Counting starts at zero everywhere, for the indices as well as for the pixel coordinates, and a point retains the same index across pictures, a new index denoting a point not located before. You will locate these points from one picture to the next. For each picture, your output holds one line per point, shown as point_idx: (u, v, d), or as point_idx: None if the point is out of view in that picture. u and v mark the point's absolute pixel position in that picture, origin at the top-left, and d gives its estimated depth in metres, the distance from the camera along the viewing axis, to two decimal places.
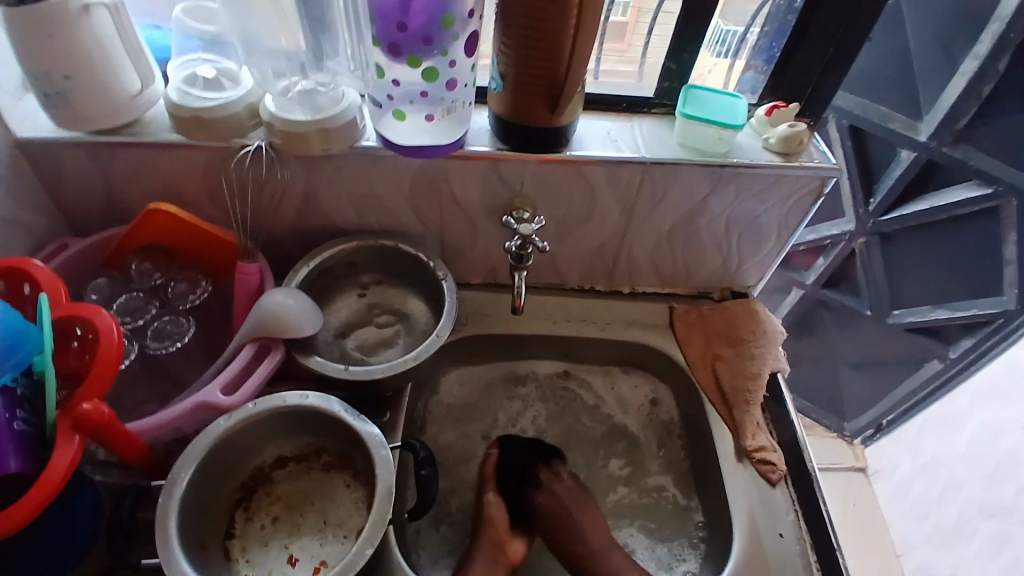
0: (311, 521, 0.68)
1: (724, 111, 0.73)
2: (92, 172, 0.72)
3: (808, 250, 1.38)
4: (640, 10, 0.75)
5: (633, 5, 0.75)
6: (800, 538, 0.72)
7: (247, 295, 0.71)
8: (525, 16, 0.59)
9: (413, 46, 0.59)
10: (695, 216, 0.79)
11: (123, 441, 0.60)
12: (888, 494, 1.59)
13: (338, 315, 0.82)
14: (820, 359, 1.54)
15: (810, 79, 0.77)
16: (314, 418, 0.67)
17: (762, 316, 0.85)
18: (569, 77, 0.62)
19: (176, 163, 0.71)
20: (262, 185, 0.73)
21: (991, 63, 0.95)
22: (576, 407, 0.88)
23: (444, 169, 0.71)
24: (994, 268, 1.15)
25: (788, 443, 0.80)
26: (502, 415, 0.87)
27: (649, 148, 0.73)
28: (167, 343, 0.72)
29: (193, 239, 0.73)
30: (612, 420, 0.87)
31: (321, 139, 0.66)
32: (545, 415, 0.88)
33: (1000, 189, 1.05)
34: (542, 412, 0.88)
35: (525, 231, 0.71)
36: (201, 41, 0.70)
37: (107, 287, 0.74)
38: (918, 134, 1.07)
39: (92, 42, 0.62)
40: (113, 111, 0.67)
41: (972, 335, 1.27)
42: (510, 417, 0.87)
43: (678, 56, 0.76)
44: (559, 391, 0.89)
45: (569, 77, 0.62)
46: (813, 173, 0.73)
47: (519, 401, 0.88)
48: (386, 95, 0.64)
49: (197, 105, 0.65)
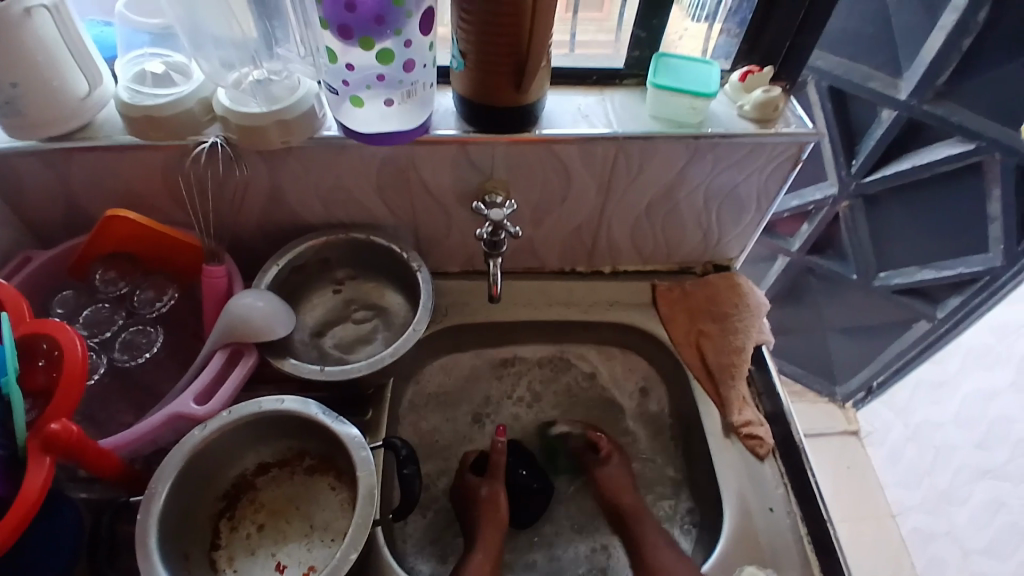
0: (297, 525, 0.67)
1: (697, 79, 0.70)
2: (46, 180, 0.69)
3: (793, 217, 1.37)
4: None
5: None
6: (790, 512, 0.72)
7: (216, 299, 0.68)
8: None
9: (364, 27, 0.56)
10: (674, 188, 0.76)
11: (97, 459, 0.57)
12: (883, 456, 1.62)
13: (313, 313, 0.79)
14: (811, 325, 1.54)
15: (787, 38, 0.75)
16: (293, 423, 0.65)
17: (745, 289, 0.84)
18: (532, 52, 0.59)
19: (133, 166, 0.68)
20: (222, 183, 0.70)
21: (970, 15, 0.93)
22: (570, 387, 0.88)
23: (410, 157, 0.69)
24: (978, 225, 1.14)
25: (775, 417, 0.79)
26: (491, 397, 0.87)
27: (622, 123, 0.71)
28: (136, 355, 0.69)
29: (157, 243, 0.70)
30: (608, 409, 0.87)
31: (280, 132, 0.63)
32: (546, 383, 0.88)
33: (983, 145, 1.04)
34: (540, 382, 0.88)
35: (496, 217, 0.68)
36: (149, 35, 0.67)
37: (72, 299, 0.71)
38: (900, 93, 1.06)
39: (36, 46, 0.58)
40: (65, 116, 0.63)
41: (959, 294, 1.27)
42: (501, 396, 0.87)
43: (648, 23, 0.73)
44: (557, 363, 0.88)
45: (534, 51, 0.59)
46: (790, 139, 0.71)
47: (511, 377, 0.88)
48: (342, 81, 0.61)
49: (149, 104, 0.62)
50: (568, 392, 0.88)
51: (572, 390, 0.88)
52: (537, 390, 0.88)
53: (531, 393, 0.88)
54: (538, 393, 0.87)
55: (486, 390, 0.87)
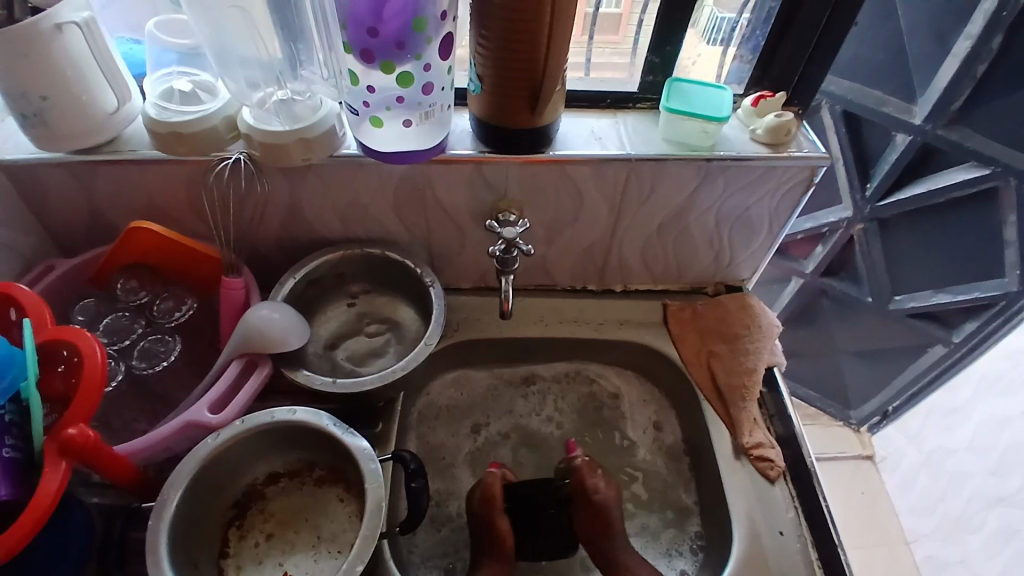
0: (304, 537, 0.67)
1: (709, 104, 0.71)
2: (75, 192, 0.72)
3: (806, 238, 1.36)
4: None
5: None
6: (800, 535, 0.71)
7: (234, 311, 0.70)
8: (501, 17, 0.58)
9: (386, 51, 0.58)
10: (686, 210, 0.77)
11: (111, 464, 0.58)
12: (896, 483, 1.57)
13: (327, 325, 0.80)
14: (824, 348, 1.54)
15: (799, 66, 0.76)
16: (304, 434, 0.66)
17: (757, 310, 0.84)
18: (547, 78, 0.61)
19: (158, 179, 0.70)
20: (243, 198, 0.72)
21: (984, 43, 0.94)
22: (592, 400, 0.87)
23: (426, 176, 0.70)
24: (994, 251, 1.14)
25: (786, 439, 0.78)
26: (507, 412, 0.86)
27: (635, 145, 0.72)
28: (154, 363, 0.71)
29: (177, 254, 0.72)
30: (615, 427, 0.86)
31: (302, 149, 0.65)
32: (572, 401, 0.87)
33: (998, 170, 1.03)
34: (568, 400, 0.87)
35: (509, 235, 0.70)
36: (177, 54, 0.68)
37: (93, 307, 0.73)
38: (914, 118, 1.06)
39: (67, 61, 0.61)
40: (93, 129, 0.66)
41: (974, 319, 1.26)
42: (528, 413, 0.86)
43: (662, 49, 0.75)
44: (573, 377, 0.88)
45: (548, 77, 0.61)
46: (802, 163, 0.72)
47: (536, 397, 0.87)
48: (363, 102, 0.63)
49: (174, 121, 0.64)
50: (590, 404, 0.87)
51: (595, 405, 0.87)
52: (565, 403, 0.87)
53: (558, 413, 0.86)
54: (562, 411, 0.86)
55: (501, 404, 0.87)
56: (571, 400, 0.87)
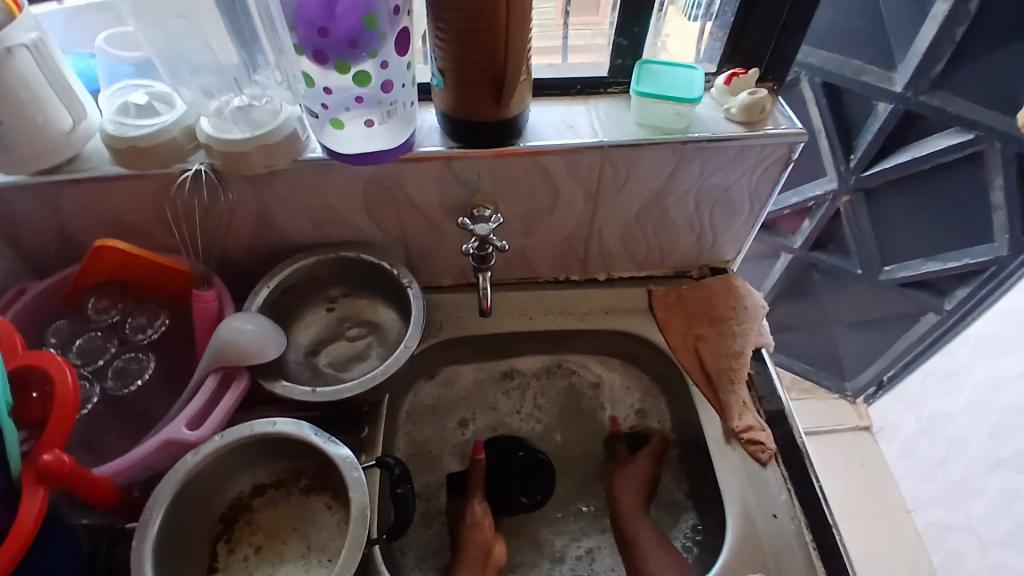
0: (294, 547, 0.67)
1: (679, 84, 0.70)
2: (38, 212, 0.70)
3: (793, 213, 1.35)
4: None
5: None
6: (795, 518, 0.71)
7: (208, 323, 0.69)
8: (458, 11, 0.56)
9: (339, 50, 0.56)
10: (663, 194, 0.76)
11: (92, 488, 0.57)
12: (896, 451, 1.59)
13: (307, 332, 0.79)
14: (817, 321, 1.53)
15: (771, 40, 0.74)
16: (286, 445, 0.65)
17: (741, 291, 0.83)
18: (507, 74, 0.60)
19: (121, 195, 0.69)
20: (210, 208, 0.70)
21: (961, 5, 0.93)
22: (573, 388, 0.88)
23: (395, 174, 0.69)
24: (982, 215, 1.13)
25: (776, 420, 0.78)
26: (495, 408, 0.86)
27: (607, 131, 0.71)
28: (129, 382, 0.70)
29: (145, 271, 0.71)
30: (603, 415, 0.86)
31: (264, 156, 0.63)
32: (551, 397, 0.88)
33: (981, 135, 1.03)
34: (547, 395, 0.88)
35: (482, 231, 0.69)
36: (132, 67, 0.67)
37: (66, 329, 0.71)
38: (894, 86, 1.05)
39: (19, 83, 0.59)
40: (52, 149, 0.64)
41: (965, 286, 1.25)
42: (512, 408, 0.87)
43: (629, 30, 0.73)
44: (553, 368, 0.88)
45: (507, 73, 0.60)
46: (778, 140, 0.71)
47: (517, 392, 0.87)
48: (321, 105, 0.61)
49: (132, 135, 0.62)
50: (570, 395, 0.88)
51: (577, 396, 0.88)
52: (544, 399, 0.88)
53: (538, 409, 0.87)
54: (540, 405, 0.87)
55: (483, 400, 0.87)
56: (551, 396, 0.88)
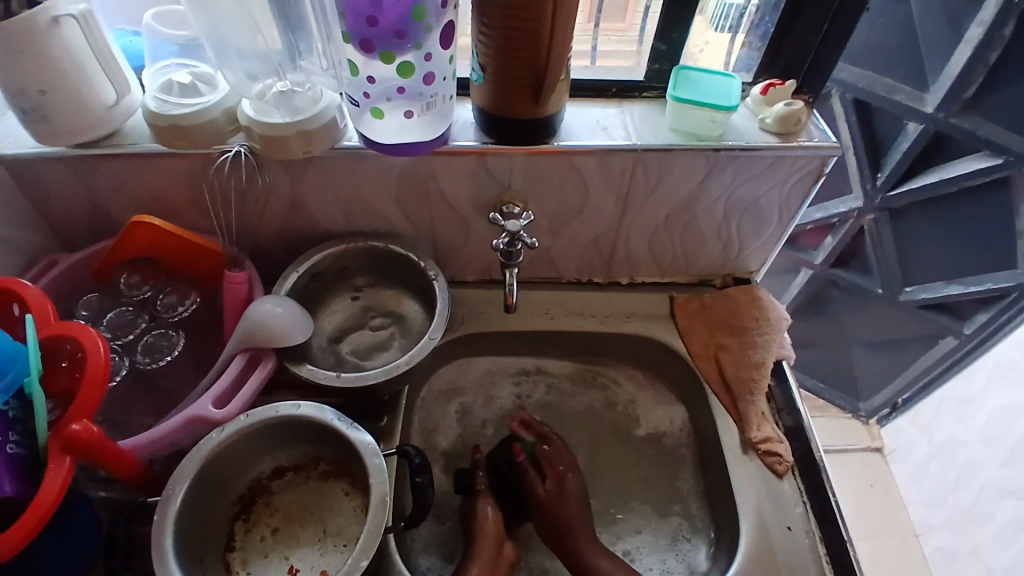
0: (310, 531, 0.67)
1: (716, 92, 0.70)
2: (76, 186, 0.71)
3: (816, 229, 1.35)
4: None
5: None
6: (809, 531, 0.70)
7: (237, 304, 0.70)
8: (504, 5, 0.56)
9: (385, 41, 0.57)
10: (693, 201, 0.76)
11: (116, 460, 0.58)
12: (907, 474, 1.58)
13: (331, 319, 0.80)
14: (834, 340, 1.52)
15: (809, 52, 0.74)
16: (308, 429, 0.65)
17: (765, 303, 0.83)
18: (551, 67, 0.60)
19: (159, 174, 0.70)
20: (245, 192, 0.71)
21: (997, 28, 0.92)
22: (608, 395, 0.87)
23: (429, 168, 0.69)
24: (1008, 241, 1.12)
25: (794, 433, 0.77)
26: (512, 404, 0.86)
27: (641, 135, 0.71)
28: (158, 357, 0.71)
29: (179, 248, 0.72)
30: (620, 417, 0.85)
31: (301, 142, 0.64)
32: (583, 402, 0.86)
33: (1010, 159, 1.02)
34: (578, 401, 0.86)
35: (512, 227, 0.69)
36: (175, 46, 0.68)
37: (97, 303, 0.72)
38: (926, 106, 1.05)
39: (66, 57, 0.60)
40: (92, 123, 0.65)
41: (987, 310, 1.24)
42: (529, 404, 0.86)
43: (668, 36, 0.73)
44: (587, 376, 0.88)
45: (552, 66, 0.60)
46: (812, 153, 0.70)
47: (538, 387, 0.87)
48: (363, 94, 0.62)
49: (174, 113, 0.63)
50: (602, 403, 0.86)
51: (610, 405, 0.86)
52: (573, 402, 0.86)
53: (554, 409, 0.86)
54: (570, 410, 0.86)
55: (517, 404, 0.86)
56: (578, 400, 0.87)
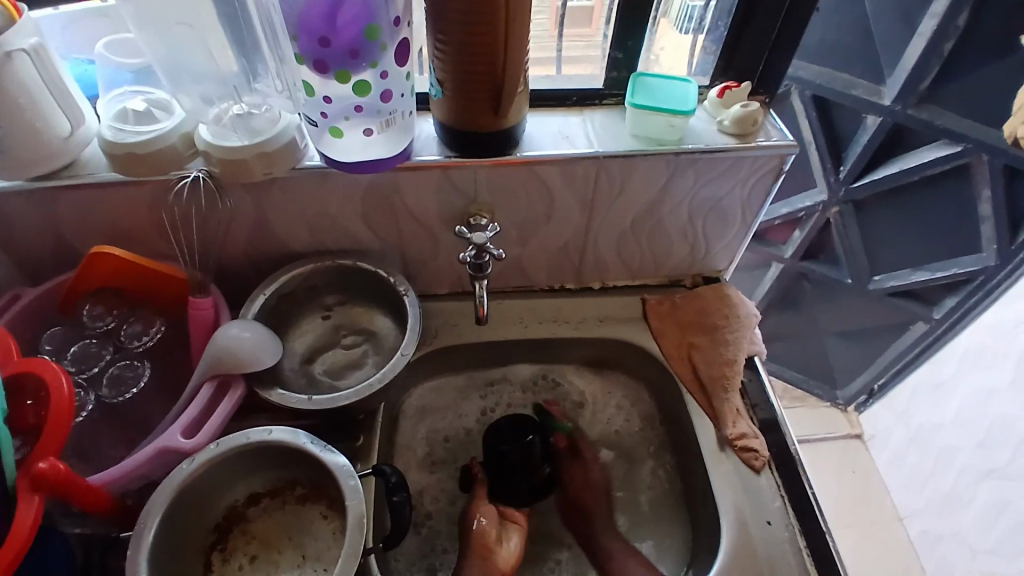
0: (289, 556, 0.66)
1: (674, 97, 0.71)
2: (35, 218, 0.70)
3: (785, 223, 1.37)
4: None
5: None
6: (788, 525, 0.71)
7: (204, 331, 0.69)
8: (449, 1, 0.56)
9: (340, 61, 0.57)
10: (657, 204, 0.77)
11: (87, 495, 0.57)
12: (886, 459, 1.61)
13: (303, 339, 0.79)
14: (808, 331, 1.56)
15: (762, 55, 0.76)
16: (283, 453, 0.65)
17: (734, 300, 0.84)
18: (510, 55, 0.58)
19: (119, 202, 0.69)
20: (208, 216, 0.70)
21: (950, 20, 0.95)
22: (553, 397, 0.88)
23: (394, 184, 0.69)
24: (971, 226, 1.15)
25: (770, 428, 0.78)
26: (469, 413, 0.86)
27: (603, 142, 0.72)
28: (123, 390, 0.69)
29: (142, 277, 0.71)
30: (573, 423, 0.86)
31: (262, 164, 0.64)
32: (535, 408, 0.87)
33: (969, 146, 1.05)
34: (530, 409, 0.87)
35: (479, 240, 0.69)
36: (131, 73, 0.67)
37: (60, 335, 0.71)
38: (883, 99, 1.08)
39: (18, 88, 0.59)
40: (49, 155, 0.64)
41: (953, 295, 1.27)
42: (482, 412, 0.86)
43: (624, 44, 0.75)
44: (537, 380, 0.88)
45: (511, 52, 0.58)
46: (771, 152, 0.72)
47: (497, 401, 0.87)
48: (320, 113, 0.61)
49: (132, 143, 0.62)
50: (549, 405, 0.87)
51: (556, 408, 0.87)
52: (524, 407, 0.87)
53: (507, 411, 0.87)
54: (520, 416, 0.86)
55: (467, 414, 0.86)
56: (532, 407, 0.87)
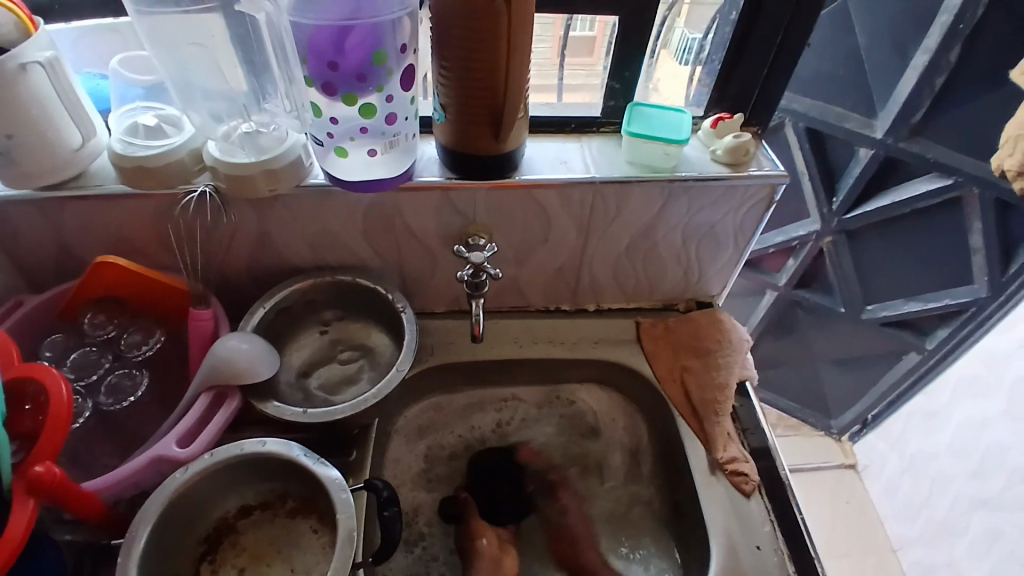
0: (278, 570, 0.66)
1: (669, 126, 0.73)
2: (42, 226, 0.71)
3: (779, 252, 1.39)
4: (605, 25, 0.75)
5: (599, 20, 0.74)
6: (778, 549, 0.71)
7: (202, 342, 0.70)
8: (456, 20, 0.57)
9: (348, 83, 0.59)
10: (652, 229, 0.78)
11: (78, 501, 0.57)
12: (880, 489, 1.60)
13: (299, 354, 0.80)
14: (802, 359, 1.57)
15: (755, 87, 0.78)
16: (276, 465, 0.65)
17: (727, 325, 0.85)
18: (511, 71, 0.60)
19: (125, 213, 0.70)
20: (212, 229, 0.72)
21: (941, 56, 0.98)
22: (557, 423, 0.89)
23: (394, 202, 0.71)
24: (962, 258, 1.17)
25: (762, 453, 0.79)
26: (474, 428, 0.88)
27: (600, 168, 0.74)
28: (121, 398, 0.70)
29: (146, 288, 0.72)
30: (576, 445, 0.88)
31: (268, 180, 0.65)
32: (546, 431, 0.89)
33: (960, 179, 1.08)
34: (543, 432, 0.89)
35: (477, 259, 0.70)
36: (142, 89, 0.69)
37: (61, 343, 0.72)
38: (875, 131, 1.11)
39: (33, 100, 0.61)
40: (58, 166, 0.66)
41: (946, 326, 1.29)
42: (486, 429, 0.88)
43: (622, 74, 0.78)
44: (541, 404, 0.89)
45: (513, 71, 0.60)
46: (763, 181, 0.74)
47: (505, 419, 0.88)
48: (326, 133, 0.63)
49: (141, 155, 0.64)
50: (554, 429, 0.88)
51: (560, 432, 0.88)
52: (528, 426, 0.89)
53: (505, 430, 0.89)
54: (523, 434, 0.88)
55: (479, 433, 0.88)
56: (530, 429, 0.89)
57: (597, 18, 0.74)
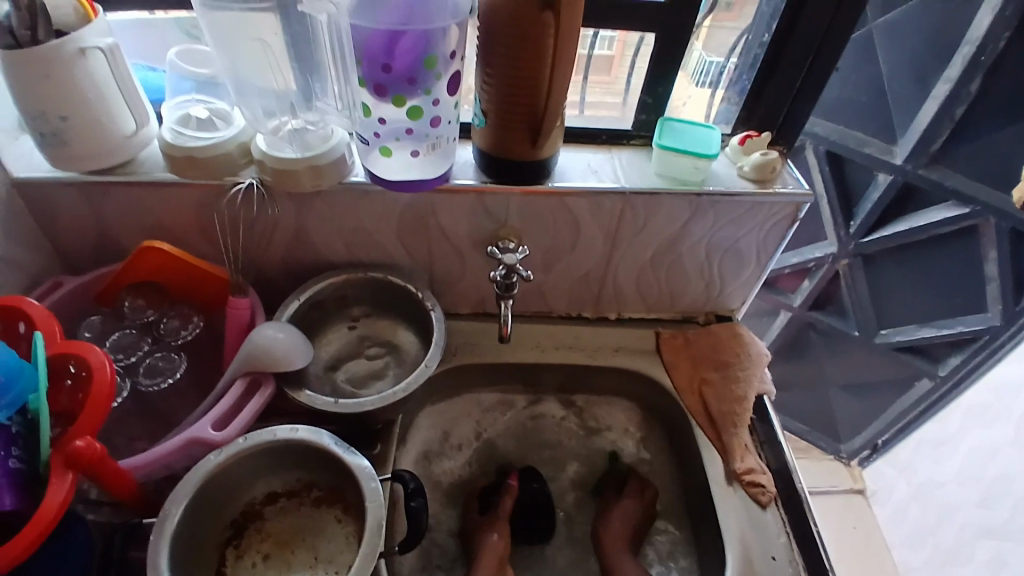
0: (302, 557, 0.68)
1: (698, 141, 0.76)
2: (87, 210, 0.74)
3: (794, 273, 1.41)
4: (625, 44, 0.78)
5: (618, 40, 0.78)
6: (792, 561, 0.72)
7: (238, 330, 0.72)
8: (504, 33, 0.60)
9: (397, 85, 0.61)
10: (678, 241, 0.80)
11: (113, 477, 0.59)
12: (888, 516, 1.60)
13: (328, 347, 0.82)
14: (814, 381, 1.57)
15: (783, 107, 0.80)
16: (305, 453, 0.67)
17: (746, 340, 0.87)
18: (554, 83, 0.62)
19: (170, 202, 0.73)
20: (253, 222, 0.75)
21: (962, 87, 1.00)
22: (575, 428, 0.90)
23: (429, 204, 0.73)
24: (977, 286, 1.18)
25: (776, 467, 0.80)
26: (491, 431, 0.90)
27: (629, 178, 0.76)
28: (160, 379, 0.72)
29: (186, 274, 0.74)
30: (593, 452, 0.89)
31: (312, 176, 0.68)
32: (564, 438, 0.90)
33: (978, 208, 1.09)
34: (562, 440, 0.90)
35: (509, 260, 0.72)
36: (192, 82, 0.72)
37: (99, 324, 0.74)
38: (895, 158, 1.13)
39: (90, 83, 0.64)
40: (108, 151, 0.68)
41: (959, 353, 1.29)
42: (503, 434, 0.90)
43: (654, 89, 0.80)
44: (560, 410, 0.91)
45: (555, 84, 0.62)
46: (787, 199, 0.76)
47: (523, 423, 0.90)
48: (373, 133, 0.66)
49: (191, 145, 0.67)
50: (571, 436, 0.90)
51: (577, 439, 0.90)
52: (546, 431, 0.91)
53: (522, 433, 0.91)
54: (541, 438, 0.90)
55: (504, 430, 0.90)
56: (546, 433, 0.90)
57: (617, 38, 0.77)
